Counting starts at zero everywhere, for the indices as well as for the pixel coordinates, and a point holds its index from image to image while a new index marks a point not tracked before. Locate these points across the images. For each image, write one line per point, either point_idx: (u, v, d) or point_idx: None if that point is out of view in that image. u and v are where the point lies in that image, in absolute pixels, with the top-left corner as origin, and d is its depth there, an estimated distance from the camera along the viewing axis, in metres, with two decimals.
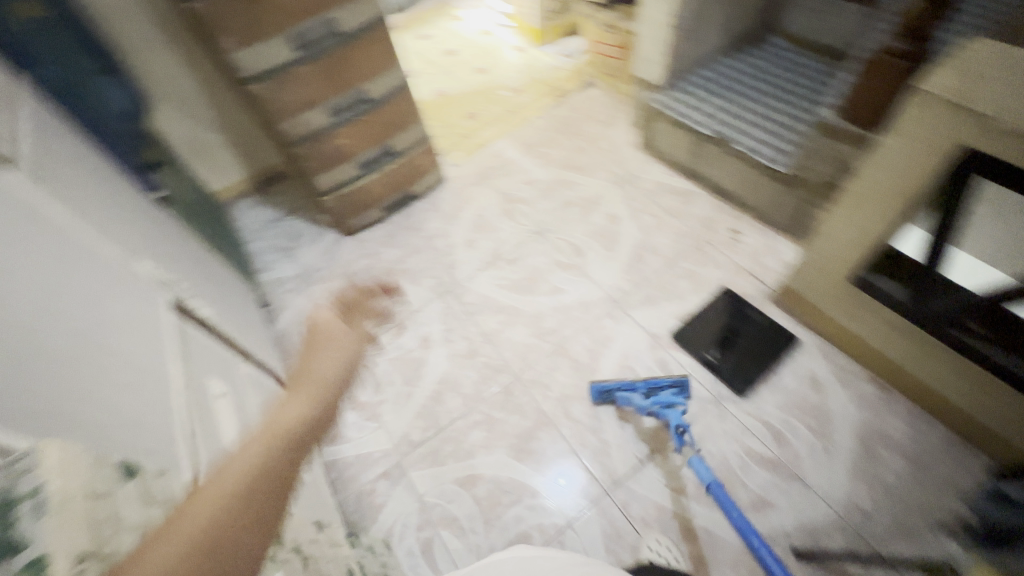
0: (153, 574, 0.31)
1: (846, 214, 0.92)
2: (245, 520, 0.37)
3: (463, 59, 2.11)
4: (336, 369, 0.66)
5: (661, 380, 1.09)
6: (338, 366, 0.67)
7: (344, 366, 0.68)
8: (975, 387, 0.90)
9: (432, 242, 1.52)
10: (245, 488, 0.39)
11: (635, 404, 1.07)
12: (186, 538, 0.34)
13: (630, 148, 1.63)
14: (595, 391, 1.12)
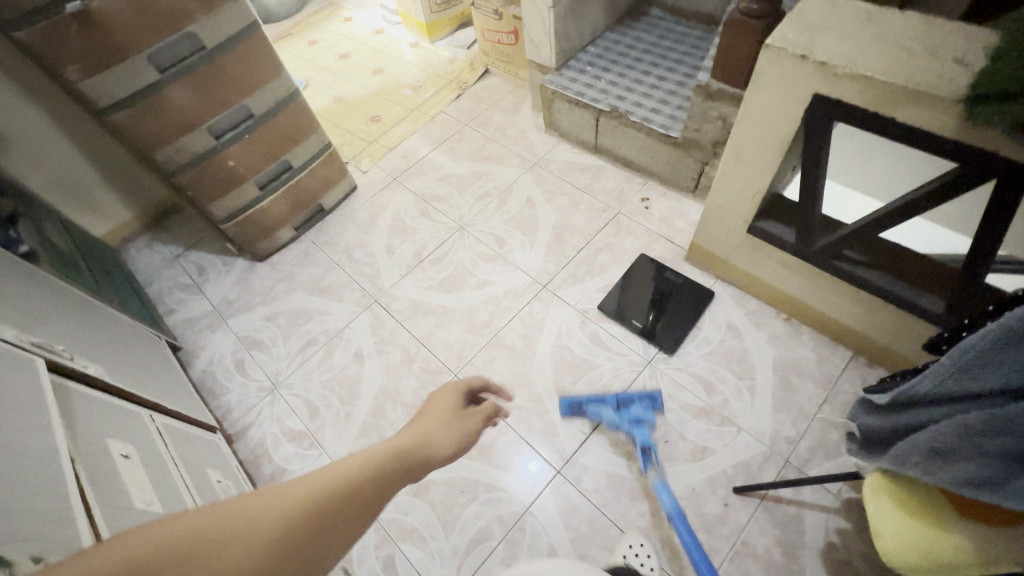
0: (288, 505, 0.37)
1: (731, 168, 0.98)
2: (361, 493, 0.43)
3: (358, 61, 2.04)
4: (448, 438, 0.62)
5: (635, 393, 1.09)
6: (454, 433, 0.64)
7: (456, 430, 0.64)
8: (862, 308, 1.00)
9: (350, 254, 1.47)
10: (365, 469, 0.45)
11: (605, 417, 1.06)
12: (317, 488, 0.40)
13: (536, 132, 1.65)
14: (565, 404, 1.10)
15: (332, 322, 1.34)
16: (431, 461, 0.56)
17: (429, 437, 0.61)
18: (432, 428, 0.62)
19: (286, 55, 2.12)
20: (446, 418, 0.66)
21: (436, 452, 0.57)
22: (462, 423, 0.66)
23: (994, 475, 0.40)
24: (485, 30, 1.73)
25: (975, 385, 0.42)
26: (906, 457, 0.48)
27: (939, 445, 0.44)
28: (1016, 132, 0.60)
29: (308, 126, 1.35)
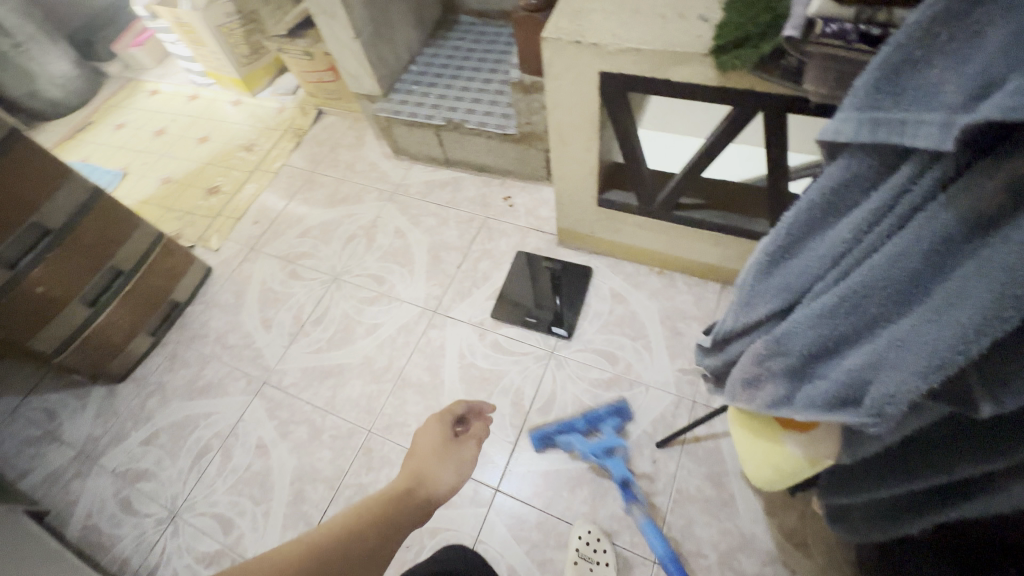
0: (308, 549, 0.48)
1: (563, 154, 1.02)
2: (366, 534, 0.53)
3: (178, 133, 1.86)
4: (446, 474, 0.68)
5: (600, 411, 1.06)
6: (451, 466, 0.70)
7: (454, 460, 0.71)
8: (711, 245, 1.09)
9: (224, 341, 1.35)
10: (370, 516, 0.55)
11: (578, 448, 1.02)
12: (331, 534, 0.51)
13: (387, 161, 1.62)
14: (537, 438, 1.05)
15: (223, 422, 1.22)
16: (435, 495, 0.65)
17: (428, 474, 0.67)
18: (429, 464, 0.68)
19: (91, 147, 1.88)
20: (437, 451, 0.71)
21: (437, 487, 0.65)
22: (455, 454, 0.73)
23: (785, 394, 0.42)
24: (303, 72, 1.65)
25: (757, 307, 0.44)
26: (730, 388, 0.48)
27: (748, 374, 0.45)
28: (759, 69, 0.67)
29: (127, 224, 1.21)
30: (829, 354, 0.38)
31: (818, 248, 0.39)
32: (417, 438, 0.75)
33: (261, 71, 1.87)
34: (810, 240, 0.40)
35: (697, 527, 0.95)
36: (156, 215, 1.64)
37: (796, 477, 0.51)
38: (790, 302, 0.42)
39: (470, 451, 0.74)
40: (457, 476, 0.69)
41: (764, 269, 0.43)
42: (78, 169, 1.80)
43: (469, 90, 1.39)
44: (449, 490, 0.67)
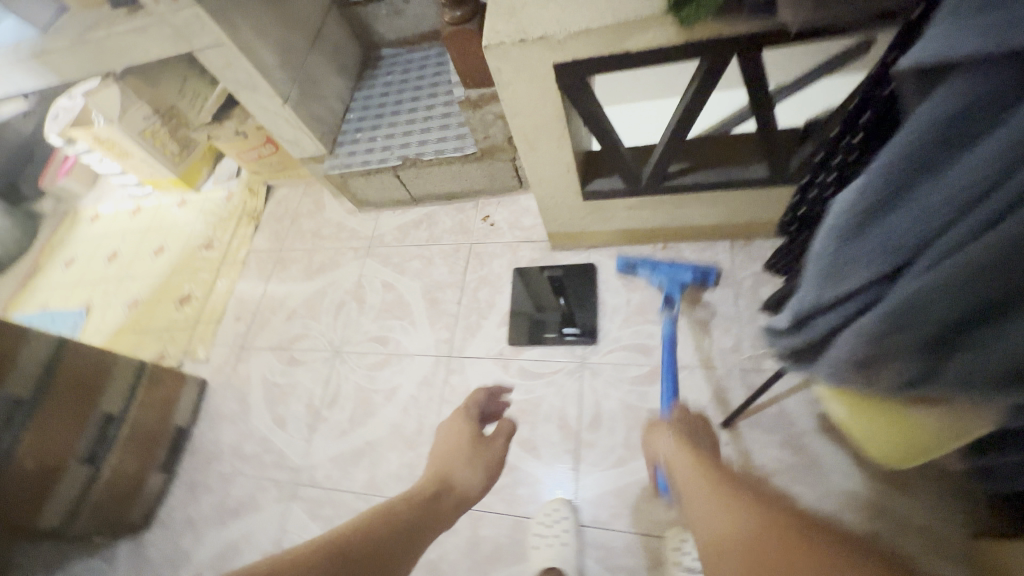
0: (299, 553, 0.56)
1: (536, 158, 0.96)
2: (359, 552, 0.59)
3: (131, 251, 1.76)
4: (478, 473, 0.80)
5: (685, 267, 1.08)
6: (481, 467, 0.81)
7: (483, 462, 0.81)
8: (712, 206, 1.03)
9: (241, 452, 1.26)
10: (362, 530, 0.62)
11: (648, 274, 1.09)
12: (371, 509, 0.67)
13: (353, 216, 1.54)
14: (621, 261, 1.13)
15: (265, 538, 1.13)
16: (461, 499, 0.76)
17: (457, 470, 0.79)
18: (456, 466, 0.79)
19: (45, 293, 1.78)
20: (465, 450, 0.82)
21: (463, 489, 0.76)
22: (485, 455, 0.83)
23: (917, 371, 0.36)
24: (241, 152, 1.58)
25: (856, 273, 0.37)
26: (836, 370, 0.41)
27: (866, 355, 0.37)
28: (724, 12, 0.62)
29: (103, 364, 1.12)
30: (984, 316, 0.32)
31: (937, 191, 0.32)
32: (448, 432, 0.86)
33: (197, 164, 1.78)
34: (920, 183, 0.33)
35: (792, 499, 0.88)
36: (133, 342, 1.53)
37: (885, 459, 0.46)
38: (899, 265, 0.35)
39: (498, 451, 0.84)
40: (485, 477, 0.80)
41: (858, 226, 0.37)
42: (39, 319, 1.70)
43: (415, 121, 1.33)
44: (477, 493, 0.78)
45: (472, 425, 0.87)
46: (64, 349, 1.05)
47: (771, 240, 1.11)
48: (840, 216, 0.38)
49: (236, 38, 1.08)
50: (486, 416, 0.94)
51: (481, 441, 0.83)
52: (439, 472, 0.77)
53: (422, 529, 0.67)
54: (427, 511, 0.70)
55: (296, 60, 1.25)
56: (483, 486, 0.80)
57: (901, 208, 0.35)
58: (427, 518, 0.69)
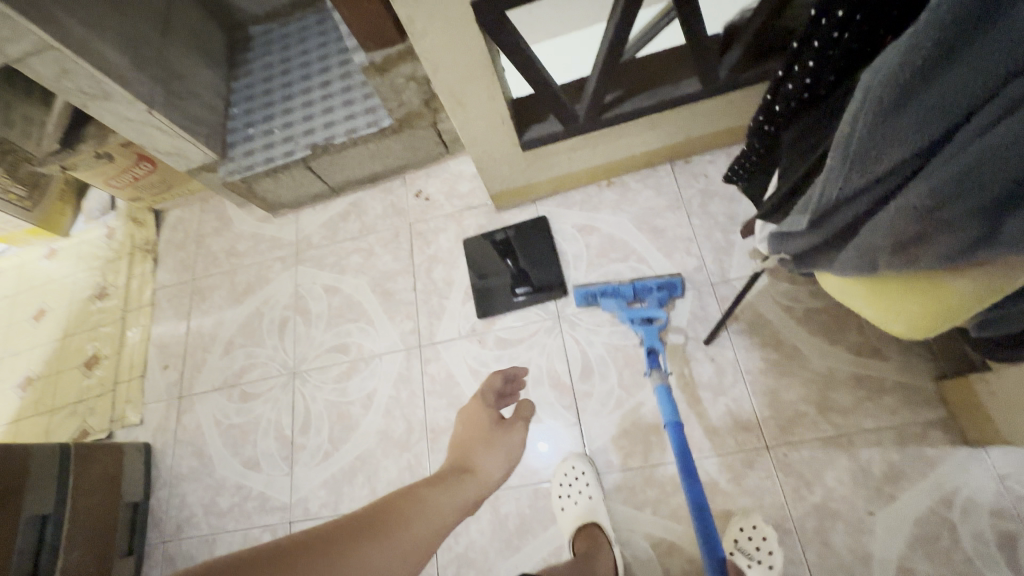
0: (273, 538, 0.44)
1: (467, 115, 0.88)
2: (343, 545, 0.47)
3: (3, 324, 1.47)
4: (497, 456, 0.71)
5: (650, 283, 1.01)
6: (502, 452, 0.72)
7: (504, 446, 0.72)
8: (650, 132, 1.02)
9: (216, 508, 1.13)
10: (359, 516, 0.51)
11: (617, 306, 1.00)
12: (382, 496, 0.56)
13: (268, 224, 1.38)
14: (580, 295, 1.03)
15: None
16: (485, 484, 0.66)
17: (476, 456, 0.70)
18: (476, 449, 0.71)
19: None
20: (485, 435, 0.74)
21: (485, 477, 0.66)
22: (506, 439, 0.74)
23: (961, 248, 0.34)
24: (110, 178, 1.33)
25: (891, 156, 0.34)
26: (873, 253, 0.40)
27: (912, 233, 0.36)
28: None
29: (14, 463, 0.93)
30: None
31: (993, 51, 0.28)
32: (470, 417, 0.79)
33: (57, 204, 1.49)
34: (977, 37, 0.28)
35: (783, 392, 0.93)
36: (42, 426, 1.30)
37: (907, 332, 0.45)
38: (943, 134, 0.32)
39: (521, 435, 0.75)
40: (507, 460, 0.71)
41: (899, 102, 0.32)
42: None
43: (314, 103, 1.18)
44: (498, 477, 0.68)
45: (492, 410, 0.80)
46: None
47: (708, 154, 1.12)
48: (875, 92, 0.33)
49: (65, 36, 0.87)
50: (507, 398, 0.88)
51: (501, 425, 0.76)
52: (458, 454, 0.70)
53: (446, 505, 0.58)
54: (453, 489, 0.62)
55: (151, 53, 1.04)
56: (504, 471, 0.70)
57: (956, 62, 0.29)
58: (451, 493, 0.60)
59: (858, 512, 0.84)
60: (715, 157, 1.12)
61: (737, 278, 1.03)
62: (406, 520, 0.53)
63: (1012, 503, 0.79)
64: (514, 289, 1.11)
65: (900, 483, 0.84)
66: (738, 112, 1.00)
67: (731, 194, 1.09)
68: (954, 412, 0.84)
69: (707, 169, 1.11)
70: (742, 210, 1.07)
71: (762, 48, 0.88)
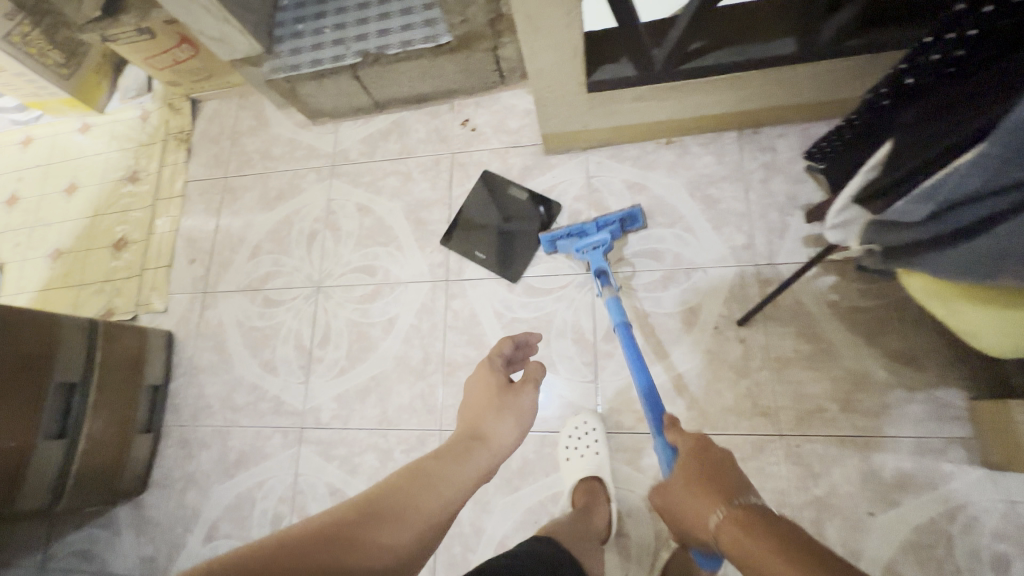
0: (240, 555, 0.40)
1: (538, 43, 0.81)
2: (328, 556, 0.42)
3: (35, 192, 1.47)
4: (508, 427, 0.70)
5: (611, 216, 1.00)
6: (511, 417, 0.71)
7: (513, 412, 0.71)
8: (727, 93, 0.94)
9: (232, 403, 1.17)
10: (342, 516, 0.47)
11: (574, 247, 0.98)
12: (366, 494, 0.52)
13: (306, 131, 1.33)
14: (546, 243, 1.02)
15: (281, 483, 1.09)
16: (497, 451, 0.66)
17: (486, 424, 0.69)
18: (486, 416, 0.70)
19: None
20: (494, 400, 0.73)
21: (496, 444, 0.66)
22: (514, 404, 0.72)
23: None
24: (149, 58, 1.27)
25: None
26: (1000, 263, 0.39)
27: None
28: None
29: (45, 332, 0.95)
30: None
31: None
32: (474, 387, 0.76)
33: (93, 76, 1.44)
34: None
35: (807, 385, 0.92)
36: (71, 299, 1.33)
37: (984, 342, 0.47)
38: None
39: (530, 399, 0.74)
40: (518, 426, 0.70)
41: None
42: None
43: (370, 6, 1.10)
44: (510, 443, 0.68)
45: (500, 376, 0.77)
46: None
47: (779, 128, 1.05)
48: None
49: None
50: (514, 364, 0.85)
51: (510, 390, 0.74)
52: (472, 424, 0.69)
53: (457, 475, 0.59)
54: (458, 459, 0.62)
55: None
56: (517, 438, 0.70)
57: None
58: (460, 467, 0.60)
59: (858, 510, 0.85)
60: (786, 132, 1.04)
61: (784, 263, 0.98)
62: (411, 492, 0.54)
63: (1016, 528, 0.80)
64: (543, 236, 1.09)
65: (909, 491, 0.84)
66: (827, 85, 0.92)
67: (797, 175, 1.02)
68: (981, 434, 0.83)
69: (776, 143, 1.04)
70: (805, 192, 1.01)
71: (872, 16, 0.80)
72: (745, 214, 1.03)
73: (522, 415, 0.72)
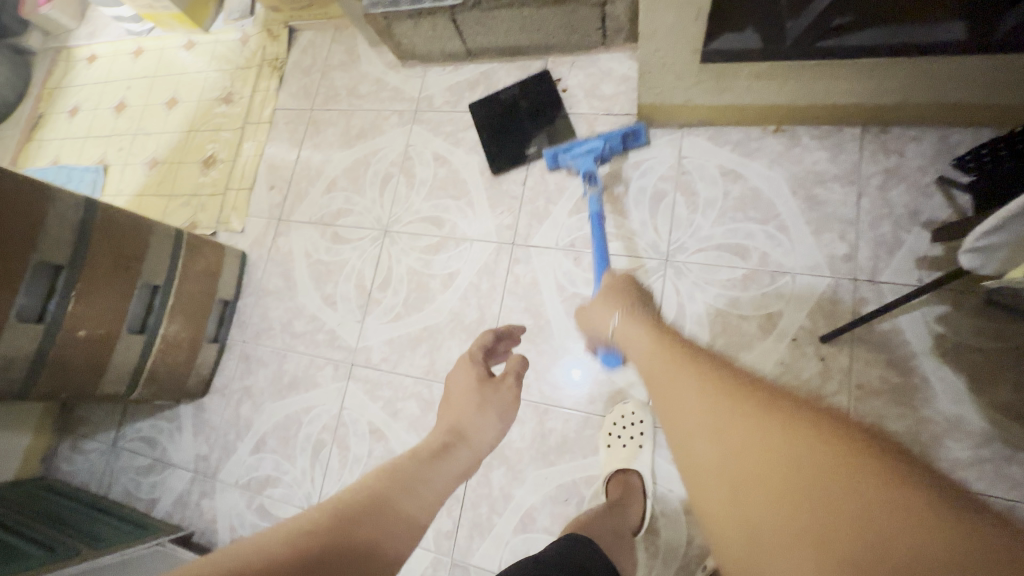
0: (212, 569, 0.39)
1: (659, 1, 0.73)
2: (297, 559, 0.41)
3: (141, 102, 1.55)
4: (489, 419, 0.70)
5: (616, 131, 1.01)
6: (492, 413, 0.70)
7: (495, 406, 0.71)
8: (863, 81, 0.83)
9: (292, 330, 1.22)
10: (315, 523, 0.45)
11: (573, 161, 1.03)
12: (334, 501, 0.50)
13: (393, 73, 1.32)
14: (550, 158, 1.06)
15: (326, 413, 1.13)
16: (476, 448, 0.66)
17: (469, 420, 0.68)
18: (467, 411, 0.69)
19: (55, 146, 1.60)
20: (475, 393, 0.72)
21: (478, 438, 0.66)
22: (496, 397, 0.72)
23: None
24: None
25: None
26: None
27: None
28: None
29: (138, 235, 1.01)
30: None
31: None
32: (452, 384, 0.76)
33: None
34: None
35: (888, 421, 0.83)
36: (161, 207, 1.42)
37: None
38: None
39: (510, 392, 0.74)
40: (498, 422, 0.70)
41: None
42: (53, 175, 1.55)
43: None
44: (492, 440, 0.68)
45: (481, 368, 0.77)
46: (94, 213, 0.93)
47: (913, 129, 0.92)
48: None
49: None
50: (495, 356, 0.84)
51: (490, 381, 0.74)
52: (451, 423, 0.68)
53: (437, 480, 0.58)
54: (431, 463, 0.60)
55: None
56: (497, 433, 0.70)
57: None
58: (439, 470, 0.59)
59: None
60: (920, 135, 0.91)
61: (888, 282, 0.88)
62: (391, 500, 0.52)
63: None
64: (621, 211, 1.04)
65: None
66: (989, 85, 0.79)
67: (924, 187, 0.90)
68: None
69: (905, 147, 0.92)
70: (930, 207, 0.89)
71: None
72: (853, 223, 0.92)
73: (502, 409, 0.71)
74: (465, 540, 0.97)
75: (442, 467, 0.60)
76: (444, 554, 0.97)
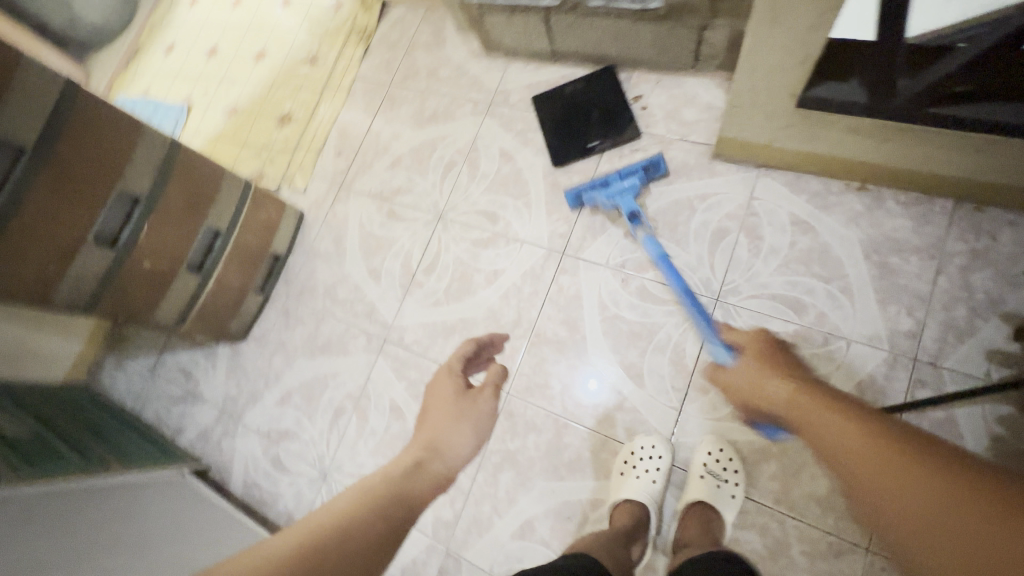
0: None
1: (767, 38, 0.70)
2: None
3: (231, 50, 1.62)
4: (466, 434, 0.71)
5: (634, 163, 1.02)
6: (468, 425, 0.72)
7: (471, 420, 0.73)
8: (971, 155, 0.78)
9: (334, 295, 1.25)
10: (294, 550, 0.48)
11: (600, 201, 1.03)
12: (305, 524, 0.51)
13: (475, 62, 1.32)
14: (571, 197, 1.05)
15: (352, 381, 1.16)
16: (451, 465, 0.67)
17: (444, 436, 0.70)
18: (443, 428, 0.71)
19: (148, 79, 1.69)
20: (451, 409, 0.74)
21: (453, 455, 0.67)
22: (472, 411, 0.75)
23: None
24: None
25: None
26: None
27: None
28: None
29: (212, 180, 1.06)
30: None
31: None
32: (431, 396, 0.78)
33: None
34: None
35: None
36: (233, 154, 1.48)
37: None
38: None
39: (486, 405, 0.76)
40: (475, 436, 0.72)
41: None
42: (142, 106, 1.64)
43: None
44: (468, 455, 0.70)
45: (459, 381, 0.81)
46: (176, 153, 0.98)
47: (1012, 214, 0.86)
48: None
49: None
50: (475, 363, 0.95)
51: (467, 395, 0.77)
52: (428, 439, 0.68)
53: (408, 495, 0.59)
54: (402, 480, 0.60)
55: None
56: (475, 447, 0.71)
57: None
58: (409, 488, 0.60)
59: None
60: (1018, 223, 0.85)
61: (951, 369, 0.83)
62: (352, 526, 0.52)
63: None
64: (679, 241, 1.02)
65: None
66: None
67: (1012, 278, 0.84)
68: None
69: (999, 231, 0.86)
70: (1014, 300, 0.83)
71: None
72: (924, 300, 0.87)
73: (479, 426, 0.73)
74: (462, 533, 0.98)
75: (418, 484, 0.61)
76: (440, 542, 0.99)
